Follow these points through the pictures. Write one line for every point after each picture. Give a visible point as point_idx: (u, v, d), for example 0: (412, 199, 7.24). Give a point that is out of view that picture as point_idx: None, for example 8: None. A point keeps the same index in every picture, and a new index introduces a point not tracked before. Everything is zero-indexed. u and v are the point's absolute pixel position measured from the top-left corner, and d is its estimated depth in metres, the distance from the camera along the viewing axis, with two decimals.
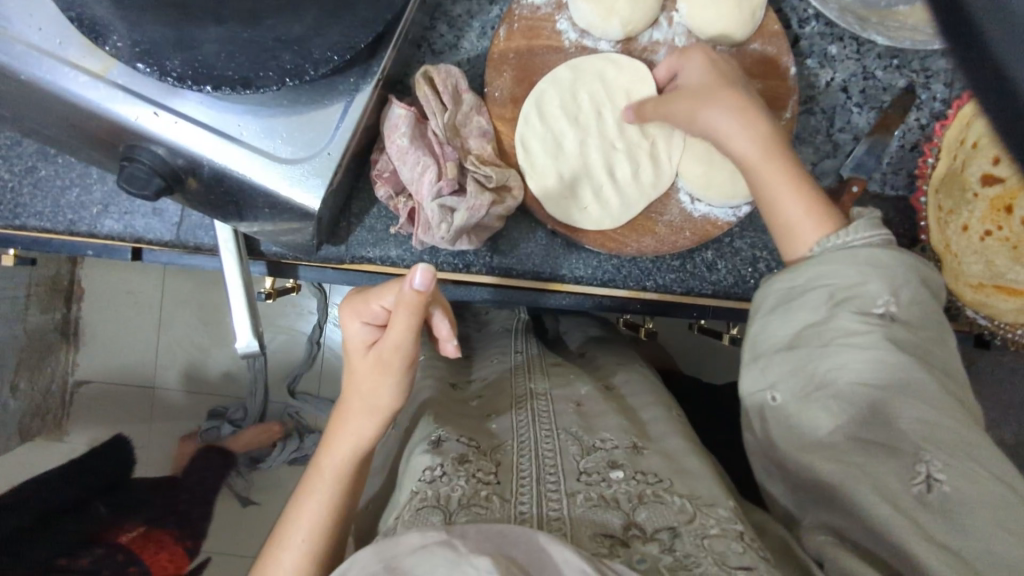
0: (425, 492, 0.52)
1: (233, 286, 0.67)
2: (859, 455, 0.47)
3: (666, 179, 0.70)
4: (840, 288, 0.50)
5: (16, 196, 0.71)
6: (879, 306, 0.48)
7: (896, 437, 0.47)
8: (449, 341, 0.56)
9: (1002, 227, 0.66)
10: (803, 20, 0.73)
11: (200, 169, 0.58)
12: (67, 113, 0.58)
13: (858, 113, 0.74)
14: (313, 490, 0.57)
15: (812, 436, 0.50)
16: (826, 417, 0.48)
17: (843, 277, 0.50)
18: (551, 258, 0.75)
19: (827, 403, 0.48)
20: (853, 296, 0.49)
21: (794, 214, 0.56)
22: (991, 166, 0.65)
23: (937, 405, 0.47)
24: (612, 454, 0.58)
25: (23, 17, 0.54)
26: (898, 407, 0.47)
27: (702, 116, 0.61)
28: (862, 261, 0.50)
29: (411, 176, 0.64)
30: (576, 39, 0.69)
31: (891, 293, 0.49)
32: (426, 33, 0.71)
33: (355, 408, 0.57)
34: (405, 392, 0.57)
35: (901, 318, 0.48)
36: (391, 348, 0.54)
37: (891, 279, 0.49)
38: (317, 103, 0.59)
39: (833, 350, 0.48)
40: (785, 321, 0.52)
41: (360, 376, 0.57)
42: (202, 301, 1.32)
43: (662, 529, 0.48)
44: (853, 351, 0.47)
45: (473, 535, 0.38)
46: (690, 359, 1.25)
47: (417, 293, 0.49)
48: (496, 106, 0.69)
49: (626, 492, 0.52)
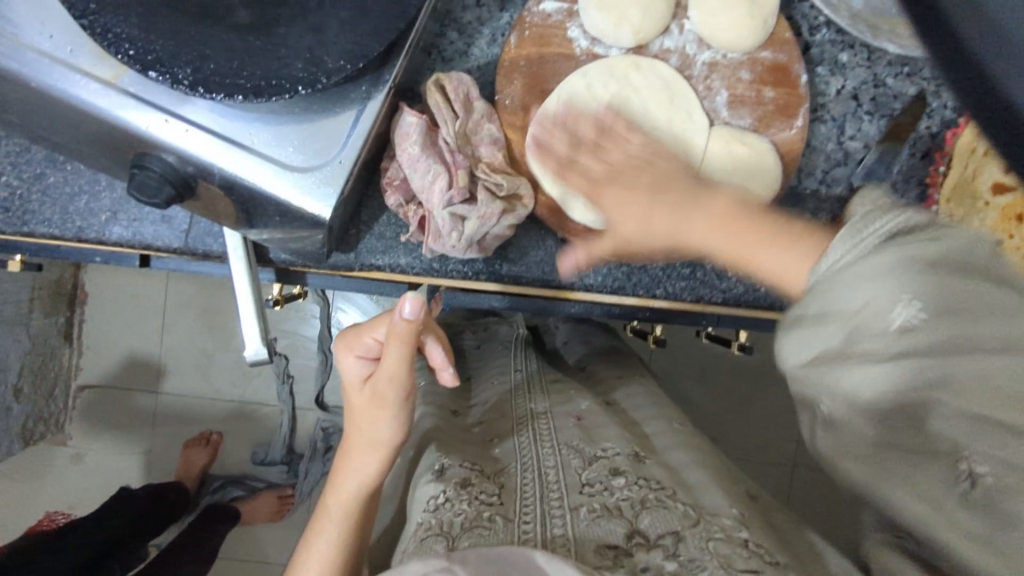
0: (429, 521, 0.52)
1: (243, 295, 0.66)
2: (897, 461, 0.42)
3: (726, 36, 0.67)
4: (851, 313, 0.41)
5: (25, 203, 0.70)
6: (896, 318, 0.39)
7: (928, 440, 0.40)
8: (446, 369, 0.56)
9: (1013, 234, 0.68)
10: (814, 28, 0.73)
11: (212, 177, 0.58)
12: (79, 122, 0.58)
13: (868, 122, 0.74)
14: (321, 531, 0.57)
15: (852, 451, 0.43)
16: (869, 431, 0.42)
17: (849, 300, 0.41)
18: (561, 267, 0.74)
19: (870, 421, 0.42)
20: (864, 317, 0.40)
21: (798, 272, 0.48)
22: (1003, 174, 0.69)
23: (979, 396, 0.38)
24: (614, 461, 0.58)
25: (35, 25, 0.54)
26: (931, 410, 0.39)
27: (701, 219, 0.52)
28: (857, 275, 0.41)
29: (421, 184, 0.63)
30: (587, 47, 0.69)
31: (914, 293, 0.39)
32: (436, 40, 0.71)
33: (357, 444, 0.57)
34: (406, 424, 0.56)
35: (930, 321, 0.39)
36: (386, 379, 0.53)
37: (905, 280, 0.39)
38: (328, 111, 0.59)
39: (861, 366, 0.41)
40: (798, 344, 0.44)
41: (358, 411, 0.56)
42: (206, 307, 1.30)
43: (666, 534, 0.47)
44: (901, 372, 0.40)
45: (472, 561, 0.39)
46: (694, 366, 1.25)
47: (407, 323, 0.49)
48: (506, 114, 0.69)
49: (629, 498, 0.52)
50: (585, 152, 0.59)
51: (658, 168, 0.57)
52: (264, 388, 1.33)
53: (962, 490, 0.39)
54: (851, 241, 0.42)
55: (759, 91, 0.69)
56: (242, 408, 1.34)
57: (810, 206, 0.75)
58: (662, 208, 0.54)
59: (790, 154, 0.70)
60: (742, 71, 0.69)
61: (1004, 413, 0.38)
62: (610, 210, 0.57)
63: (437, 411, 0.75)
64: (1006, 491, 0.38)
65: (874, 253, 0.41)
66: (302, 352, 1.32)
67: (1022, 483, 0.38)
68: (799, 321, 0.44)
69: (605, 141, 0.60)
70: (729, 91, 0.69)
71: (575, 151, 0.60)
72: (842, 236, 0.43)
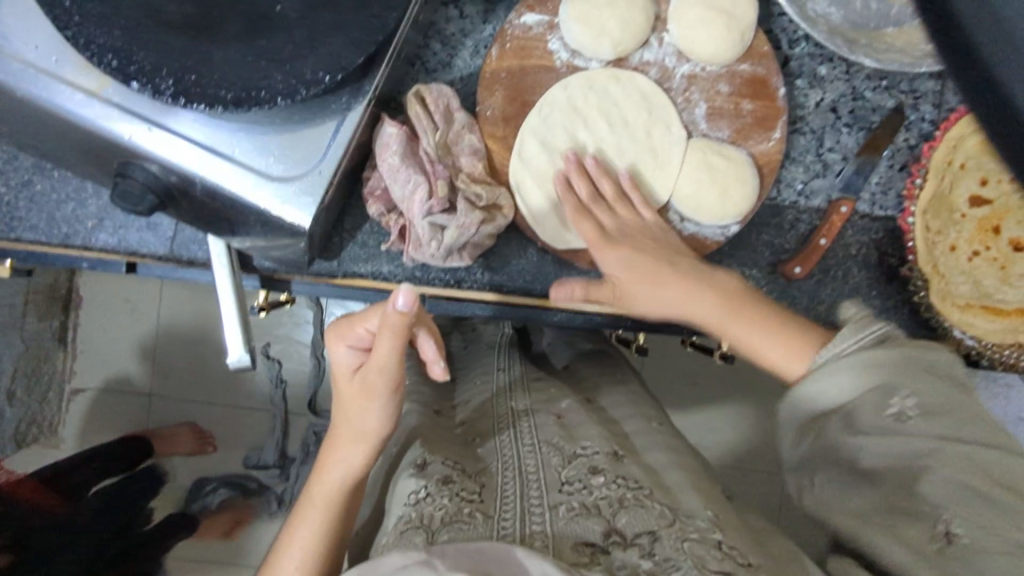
0: (409, 514, 0.52)
1: (226, 299, 0.67)
2: (880, 518, 0.49)
3: (705, 49, 0.68)
4: (854, 398, 0.50)
5: (13, 209, 0.71)
6: (891, 406, 0.49)
7: (917, 503, 0.47)
8: (437, 363, 0.56)
9: (989, 247, 0.72)
10: (793, 41, 0.74)
11: (193, 186, 0.59)
12: (65, 131, 0.59)
13: (847, 134, 0.75)
14: (303, 518, 0.57)
15: (848, 507, 0.51)
16: (859, 493, 0.50)
17: (844, 386, 0.51)
18: (542, 275, 0.74)
19: (861, 483, 0.50)
20: (863, 399, 0.50)
21: (772, 351, 0.59)
22: (978, 188, 0.72)
23: (960, 468, 0.46)
24: (592, 459, 0.58)
25: (21, 34, 0.55)
26: (925, 473, 0.47)
27: (687, 307, 0.63)
28: (859, 364, 0.51)
29: (402, 194, 0.64)
30: (567, 59, 0.70)
31: (908, 387, 0.49)
32: (420, 51, 0.72)
33: (342, 435, 0.57)
34: (393, 417, 0.57)
35: (926, 410, 0.48)
36: (375, 370, 0.53)
37: (898, 371, 0.49)
38: (310, 122, 0.60)
39: (864, 439, 0.50)
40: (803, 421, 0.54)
41: (346, 400, 0.57)
42: (198, 311, 1.31)
43: (643, 533, 0.48)
44: (890, 441, 0.49)
45: (450, 554, 0.39)
46: (681, 370, 1.26)
47: (399, 315, 0.49)
48: (487, 125, 0.70)
49: (608, 497, 0.52)
50: (600, 213, 0.68)
51: (662, 240, 0.67)
52: (255, 391, 1.34)
53: (938, 543, 0.45)
54: (851, 338, 0.52)
55: (737, 103, 0.70)
56: (233, 409, 1.35)
57: (789, 217, 0.75)
58: (671, 287, 0.63)
59: (769, 166, 0.71)
60: (721, 84, 0.70)
61: (986, 487, 0.45)
62: (613, 267, 0.65)
63: (422, 409, 0.75)
64: (978, 548, 0.44)
65: (870, 347, 0.51)
66: (293, 356, 1.33)
67: (1000, 546, 0.43)
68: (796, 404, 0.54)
69: (620, 206, 0.69)
70: (708, 103, 0.70)
71: (595, 202, 0.68)
72: (847, 331, 0.53)
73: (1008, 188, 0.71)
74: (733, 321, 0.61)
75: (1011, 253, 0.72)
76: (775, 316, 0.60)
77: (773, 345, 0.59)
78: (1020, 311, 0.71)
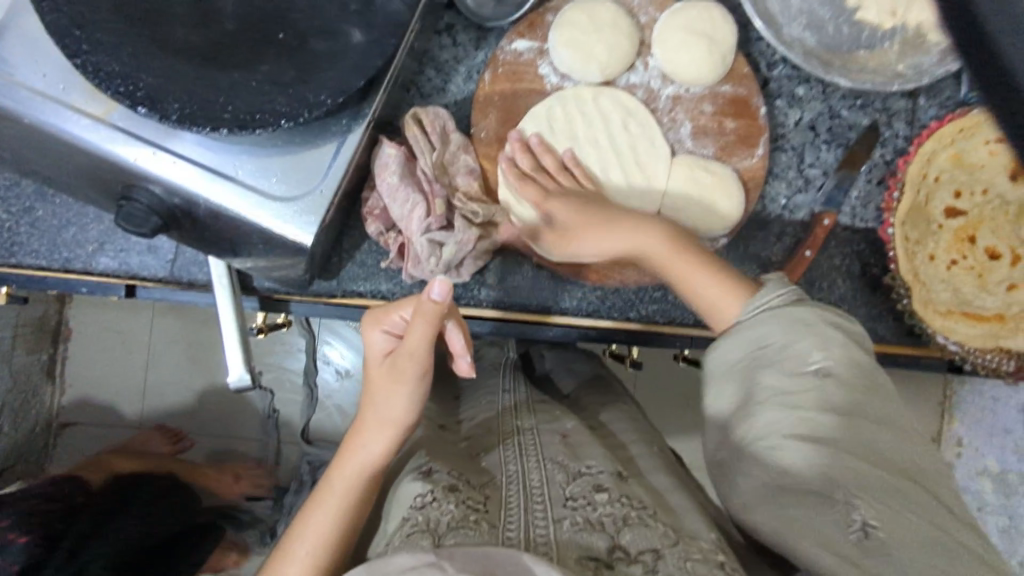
0: (415, 518, 0.52)
1: (225, 321, 0.68)
2: (799, 508, 0.47)
3: (688, 71, 0.71)
4: (769, 347, 0.52)
5: (15, 234, 0.72)
6: (810, 363, 0.50)
7: (830, 487, 0.47)
8: (463, 357, 0.58)
9: (966, 255, 0.76)
10: (771, 63, 0.78)
11: (197, 207, 0.60)
12: (71, 157, 0.60)
13: (826, 150, 0.78)
14: (318, 504, 0.56)
15: (765, 494, 0.48)
16: (778, 472, 0.48)
17: (781, 342, 0.52)
18: (537, 291, 0.76)
19: (776, 457, 0.49)
20: (786, 357, 0.51)
21: (710, 292, 0.59)
22: (953, 199, 0.76)
23: (875, 456, 0.48)
24: (597, 478, 0.59)
25: (28, 64, 0.57)
26: (841, 455, 0.48)
27: (639, 238, 0.63)
28: (789, 321, 0.52)
29: (401, 212, 0.67)
30: (557, 82, 0.73)
31: (824, 348, 0.51)
32: (414, 77, 0.75)
33: (367, 421, 0.58)
34: (418, 406, 0.58)
35: (835, 373, 0.50)
36: (406, 354, 0.55)
37: (821, 339, 0.51)
38: (310, 143, 0.62)
39: (782, 401, 0.49)
40: (730, 383, 0.53)
41: (375, 384, 0.58)
42: (190, 340, 1.31)
43: (646, 551, 0.49)
44: (820, 412, 0.49)
45: (460, 556, 0.40)
46: (675, 388, 1.29)
47: (435, 304, 0.52)
48: (482, 145, 0.72)
49: (612, 515, 0.53)
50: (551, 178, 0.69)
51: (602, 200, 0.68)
52: (250, 420, 1.33)
53: (855, 538, 0.46)
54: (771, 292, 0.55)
55: (720, 122, 0.73)
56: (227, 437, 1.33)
57: (775, 230, 0.78)
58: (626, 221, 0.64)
59: (752, 180, 0.74)
60: (705, 104, 0.73)
61: (899, 479, 0.48)
62: (560, 211, 0.66)
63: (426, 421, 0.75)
64: (893, 542, 0.46)
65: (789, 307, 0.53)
66: (287, 385, 1.33)
67: (911, 537, 0.46)
68: (728, 358, 0.54)
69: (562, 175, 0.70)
70: (692, 122, 0.73)
71: (536, 173, 0.69)
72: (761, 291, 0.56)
73: (980, 200, 0.76)
74: (681, 257, 0.61)
75: (988, 261, 0.75)
76: (726, 263, 0.61)
77: (711, 283, 0.59)
78: (1000, 317, 0.73)
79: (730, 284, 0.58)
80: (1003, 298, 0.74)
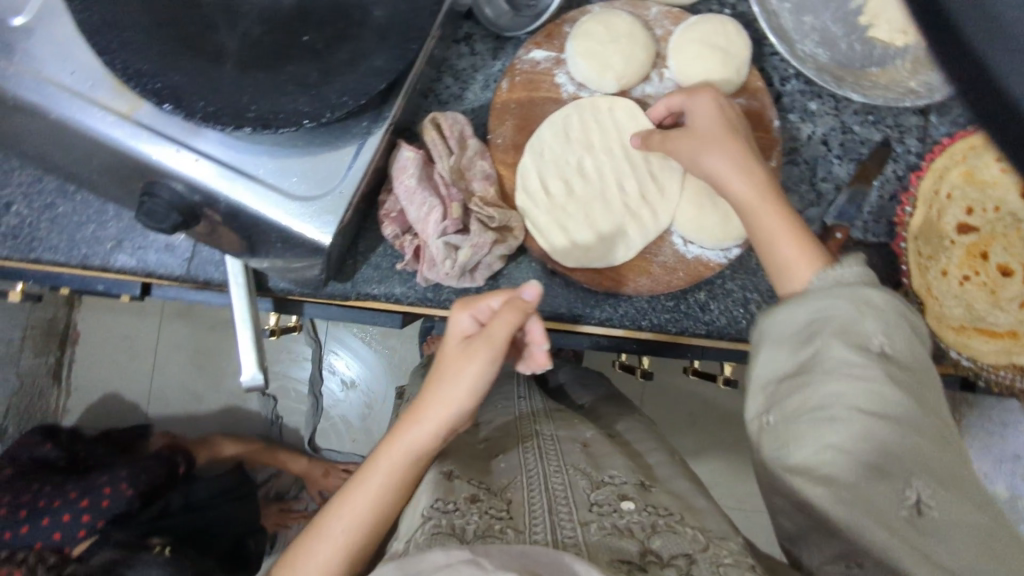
0: (438, 520, 0.51)
1: (239, 321, 0.68)
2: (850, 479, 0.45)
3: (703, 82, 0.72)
4: (829, 319, 0.50)
5: (34, 230, 0.73)
6: (872, 341, 0.48)
7: (888, 463, 0.45)
8: (541, 345, 0.60)
9: (979, 271, 0.75)
10: (784, 78, 0.79)
11: (217, 204, 0.61)
12: (95, 152, 0.61)
13: (838, 164, 0.79)
14: (360, 484, 0.57)
15: (815, 465, 0.47)
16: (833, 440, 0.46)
17: (847, 314, 0.49)
18: (551, 297, 0.76)
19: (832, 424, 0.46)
20: (852, 331, 0.48)
21: (782, 252, 0.58)
22: (964, 216, 0.76)
23: (935, 441, 0.46)
24: (621, 487, 0.58)
25: (57, 61, 0.58)
26: (904, 435, 0.45)
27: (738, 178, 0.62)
28: (854, 296, 0.50)
29: (417, 215, 0.67)
30: (573, 91, 0.75)
31: (887, 325, 0.48)
32: (433, 84, 0.76)
33: (427, 403, 0.57)
34: (483, 391, 0.57)
35: (897, 357, 0.48)
36: (485, 336, 0.56)
37: (889, 319, 0.49)
38: (330, 143, 0.62)
39: (846, 370, 0.47)
40: (786, 352, 0.51)
41: (445, 360, 0.58)
42: (197, 346, 1.31)
43: (679, 555, 0.48)
44: (885, 387, 0.46)
45: (498, 554, 0.38)
46: (682, 403, 1.28)
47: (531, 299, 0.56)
48: (498, 151, 0.74)
49: (640, 522, 0.52)
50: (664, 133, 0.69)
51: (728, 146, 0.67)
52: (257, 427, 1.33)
53: (906, 513, 0.45)
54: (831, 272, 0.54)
55: None
56: None
57: None
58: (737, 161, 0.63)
59: None
60: None
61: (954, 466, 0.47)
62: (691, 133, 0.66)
63: None
64: (945, 522, 0.45)
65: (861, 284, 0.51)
66: (292, 395, 1.33)
67: (962, 528, 0.45)
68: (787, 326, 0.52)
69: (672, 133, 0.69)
70: None
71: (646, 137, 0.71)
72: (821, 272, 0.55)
73: (992, 217, 0.76)
74: (765, 202, 0.60)
75: (999, 278, 0.75)
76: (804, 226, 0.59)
77: (783, 241, 0.58)
78: (1013, 333, 0.73)
79: (800, 244, 0.57)
80: (1016, 314, 0.73)
